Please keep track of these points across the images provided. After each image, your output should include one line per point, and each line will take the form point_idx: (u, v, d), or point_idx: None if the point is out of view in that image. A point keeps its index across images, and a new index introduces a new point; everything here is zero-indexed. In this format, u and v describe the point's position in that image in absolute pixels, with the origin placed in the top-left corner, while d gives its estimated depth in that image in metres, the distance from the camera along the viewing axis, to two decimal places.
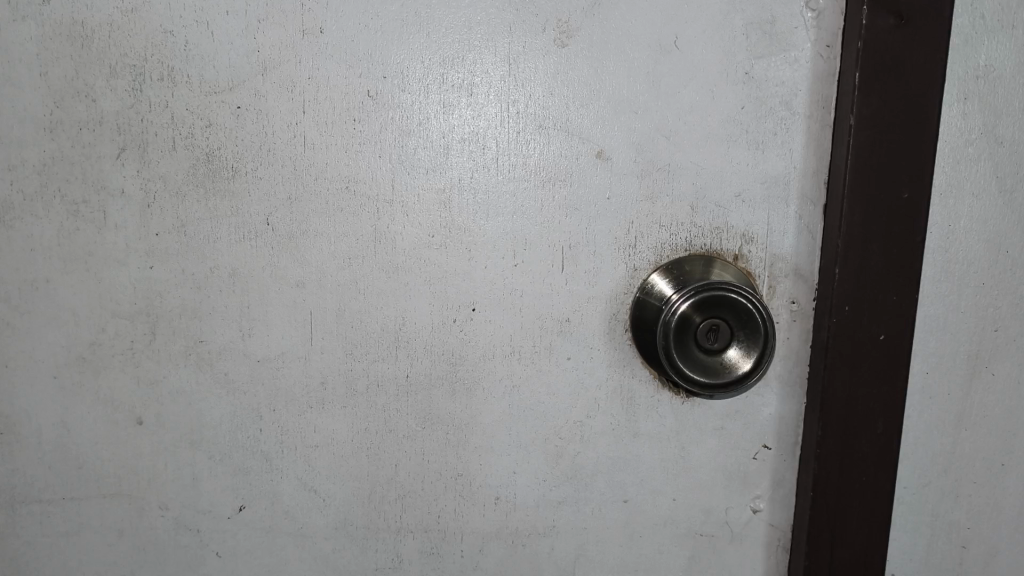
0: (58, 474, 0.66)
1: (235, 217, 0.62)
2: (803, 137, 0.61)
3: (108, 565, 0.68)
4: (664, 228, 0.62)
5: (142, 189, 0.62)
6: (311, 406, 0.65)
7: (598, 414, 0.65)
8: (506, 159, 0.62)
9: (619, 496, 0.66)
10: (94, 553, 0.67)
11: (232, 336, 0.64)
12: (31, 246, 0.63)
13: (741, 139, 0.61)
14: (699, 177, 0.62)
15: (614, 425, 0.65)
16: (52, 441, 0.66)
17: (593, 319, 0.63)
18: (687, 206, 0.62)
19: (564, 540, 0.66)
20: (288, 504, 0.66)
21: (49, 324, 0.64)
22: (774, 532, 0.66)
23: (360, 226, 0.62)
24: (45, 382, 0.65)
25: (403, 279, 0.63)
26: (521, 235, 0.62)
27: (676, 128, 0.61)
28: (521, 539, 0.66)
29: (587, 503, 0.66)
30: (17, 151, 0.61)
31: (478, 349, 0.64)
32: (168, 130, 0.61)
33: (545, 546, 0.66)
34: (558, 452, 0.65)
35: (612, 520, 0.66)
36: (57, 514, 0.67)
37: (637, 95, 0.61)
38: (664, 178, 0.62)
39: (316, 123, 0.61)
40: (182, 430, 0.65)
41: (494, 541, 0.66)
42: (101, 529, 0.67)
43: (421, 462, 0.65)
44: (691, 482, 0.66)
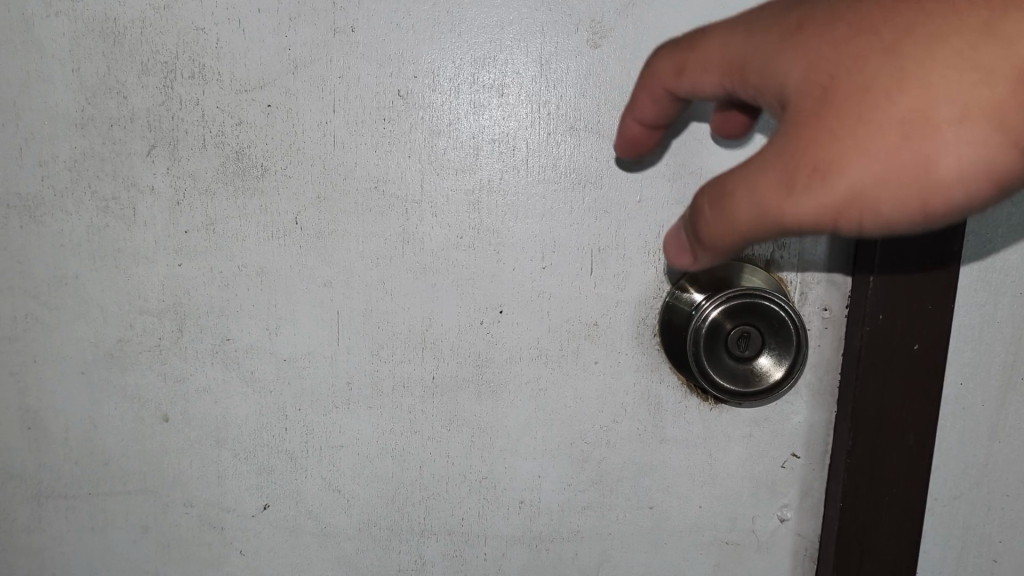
0: (84, 469, 0.66)
1: (264, 215, 0.62)
2: None
3: (131, 560, 0.68)
4: None
5: (172, 186, 0.62)
6: (337, 406, 0.64)
7: (625, 420, 0.64)
8: (537, 160, 0.61)
9: (644, 501, 0.65)
10: (118, 548, 0.67)
11: (259, 334, 0.64)
12: (63, 242, 0.63)
13: None
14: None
15: (641, 430, 0.64)
16: (78, 437, 0.66)
17: (621, 323, 0.63)
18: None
19: (588, 546, 0.66)
20: (312, 504, 0.66)
21: (77, 320, 0.64)
22: (801, 542, 0.66)
23: (388, 226, 0.62)
24: (73, 378, 0.65)
25: (431, 279, 0.62)
26: (551, 237, 0.62)
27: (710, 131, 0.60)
28: (544, 543, 0.66)
29: (612, 509, 0.65)
30: (49, 147, 0.61)
31: (505, 351, 0.63)
32: (199, 127, 0.61)
33: (568, 551, 0.66)
34: (583, 457, 0.64)
35: (637, 526, 0.65)
36: (83, 509, 0.67)
37: None
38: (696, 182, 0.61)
39: (346, 123, 0.61)
40: (208, 427, 0.65)
41: (518, 545, 0.66)
42: (125, 525, 0.67)
43: (446, 464, 0.65)
44: (718, 490, 0.65)
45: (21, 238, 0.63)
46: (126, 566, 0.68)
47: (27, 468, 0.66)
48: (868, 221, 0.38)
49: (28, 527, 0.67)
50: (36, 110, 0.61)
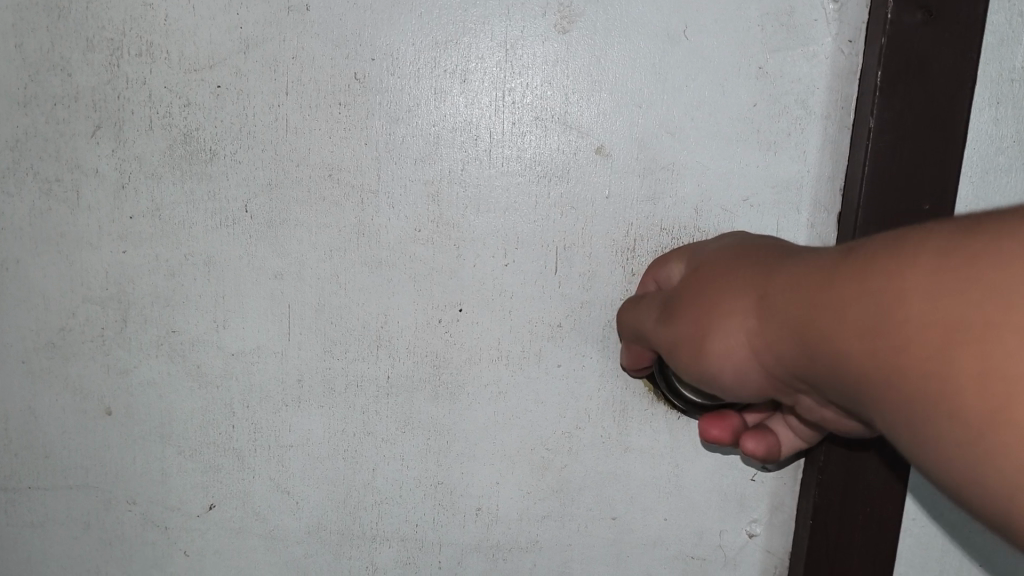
0: (23, 463, 0.63)
1: (212, 201, 0.59)
2: (818, 139, 0.58)
3: (68, 561, 0.64)
4: (665, 231, 0.59)
5: (117, 169, 0.58)
6: (287, 404, 0.61)
7: (589, 426, 0.61)
8: (500, 151, 0.58)
9: (607, 512, 0.62)
10: (56, 545, 0.64)
11: (206, 327, 0.60)
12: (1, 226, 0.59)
13: (751, 139, 0.58)
14: (703, 178, 0.58)
15: (605, 438, 0.61)
16: (17, 430, 0.62)
17: (587, 326, 0.60)
18: (692, 209, 0.58)
19: (547, 556, 0.63)
20: (260, 506, 0.63)
21: (15, 308, 0.60)
22: (769, 559, 0.63)
23: (343, 217, 0.58)
24: (13, 368, 0.61)
25: (387, 274, 0.59)
26: (513, 233, 0.59)
27: (682, 125, 0.58)
28: (502, 552, 0.63)
29: (573, 519, 0.62)
30: None
31: (464, 352, 0.60)
32: (145, 108, 0.58)
33: (527, 561, 0.63)
34: (545, 463, 0.62)
35: (600, 537, 0.63)
36: (21, 505, 0.64)
37: (642, 88, 0.57)
38: (668, 178, 0.58)
39: (299, 106, 0.57)
40: (153, 422, 0.62)
41: (475, 554, 0.63)
42: (65, 522, 0.64)
43: (401, 468, 0.62)
44: (684, 502, 0.62)
45: None
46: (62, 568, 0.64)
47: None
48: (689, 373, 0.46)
49: None
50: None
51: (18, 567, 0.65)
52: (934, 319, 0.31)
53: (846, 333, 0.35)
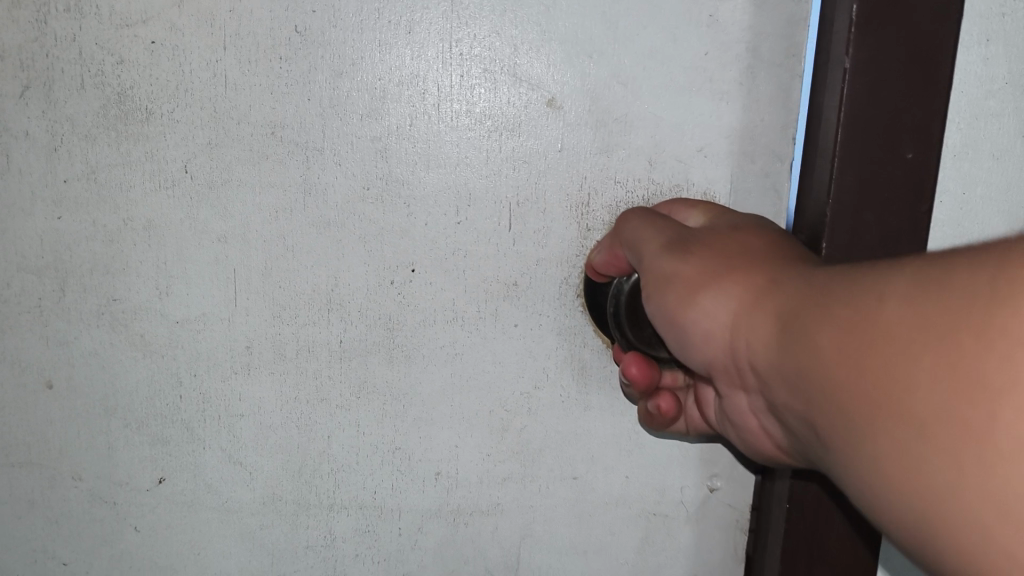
0: None
1: (150, 163, 0.56)
2: (773, 88, 0.56)
3: (15, 540, 0.63)
4: (620, 184, 0.58)
5: (48, 131, 0.56)
6: (237, 372, 0.59)
7: (547, 385, 0.60)
8: (449, 106, 0.56)
9: (567, 472, 0.61)
10: (2, 523, 0.63)
11: (149, 295, 0.58)
12: None
13: (703, 89, 0.56)
14: (657, 131, 0.57)
15: (564, 397, 0.60)
16: None
17: (543, 284, 0.59)
18: (646, 162, 0.57)
19: (507, 519, 0.62)
20: (212, 477, 0.61)
21: None
22: (733, 513, 0.62)
23: (287, 176, 0.56)
24: None
25: (337, 235, 0.57)
26: (465, 189, 0.57)
27: (634, 75, 0.56)
28: (463, 517, 0.62)
29: (534, 480, 0.61)
30: None
31: (418, 314, 0.59)
32: (76, 67, 0.55)
33: (488, 524, 0.62)
34: (503, 425, 0.61)
35: (560, 497, 0.62)
36: None
37: (594, 37, 0.55)
38: (619, 131, 0.57)
39: (238, 61, 0.55)
40: (96, 396, 0.60)
41: (434, 519, 0.62)
42: (10, 499, 0.62)
43: (356, 434, 0.60)
44: (645, 459, 0.61)
45: None
46: (8, 548, 0.64)
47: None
48: (669, 328, 0.49)
49: None
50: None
51: None
52: (895, 343, 0.33)
53: (819, 332, 0.37)
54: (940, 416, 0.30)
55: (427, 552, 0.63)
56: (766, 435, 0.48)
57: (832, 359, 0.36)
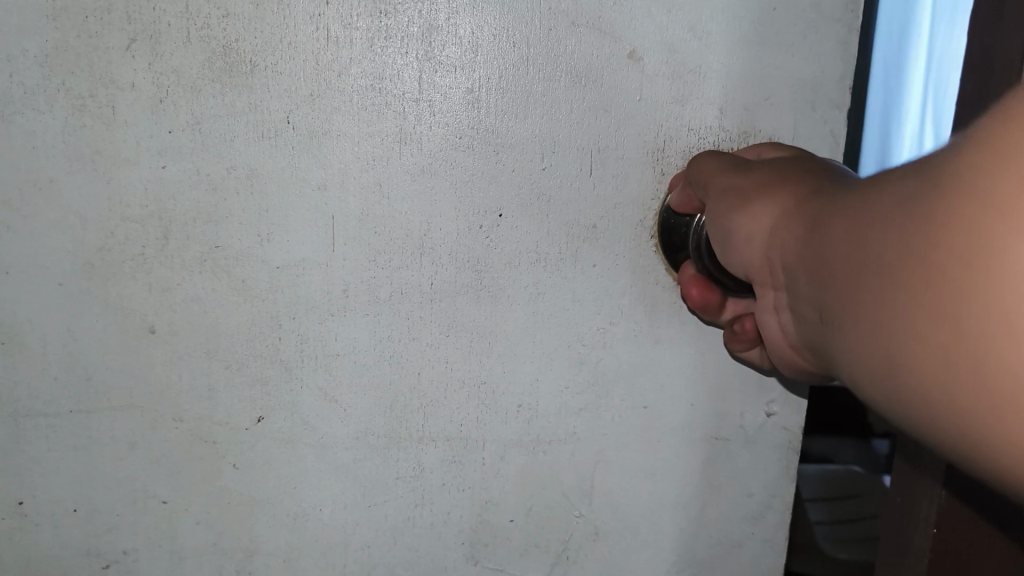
0: (65, 387, 0.64)
1: (253, 113, 0.59)
2: (831, 41, 0.61)
3: (116, 482, 0.67)
4: (692, 132, 0.61)
5: (154, 83, 0.58)
6: (332, 314, 0.63)
7: (621, 320, 0.64)
8: (538, 58, 0.59)
9: (638, 401, 0.66)
10: (103, 465, 0.66)
11: (250, 242, 0.62)
12: (33, 143, 0.59)
13: (771, 42, 0.60)
14: (727, 81, 0.61)
15: (637, 331, 0.65)
16: (58, 351, 0.63)
17: (620, 225, 0.63)
18: (716, 110, 0.61)
19: (583, 446, 0.66)
20: (307, 415, 0.65)
21: (51, 228, 0.61)
22: (785, 435, 0.68)
23: (384, 126, 0.60)
24: (50, 291, 0.62)
25: (429, 182, 0.61)
26: (551, 137, 0.60)
27: (708, 29, 0.60)
28: (542, 446, 0.66)
29: (608, 409, 0.66)
30: (17, 38, 0.57)
31: (505, 256, 0.62)
32: (183, 20, 0.57)
33: (565, 452, 0.66)
34: (581, 358, 0.65)
35: (631, 424, 0.66)
36: (66, 429, 0.65)
37: None
38: (694, 82, 0.60)
39: (340, 15, 0.57)
40: (198, 338, 0.64)
41: (515, 449, 0.66)
42: (112, 442, 0.66)
43: (445, 370, 0.64)
44: (710, 387, 0.66)
45: None
46: (107, 488, 0.67)
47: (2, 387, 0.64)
48: (719, 234, 0.57)
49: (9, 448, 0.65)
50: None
51: (66, 489, 0.67)
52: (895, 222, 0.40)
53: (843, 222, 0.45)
54: (918, 273, 0.38)
55: (508, 479, 0.67)
56: (782, 333, 0.55)
57: (849, 242, 0.43)
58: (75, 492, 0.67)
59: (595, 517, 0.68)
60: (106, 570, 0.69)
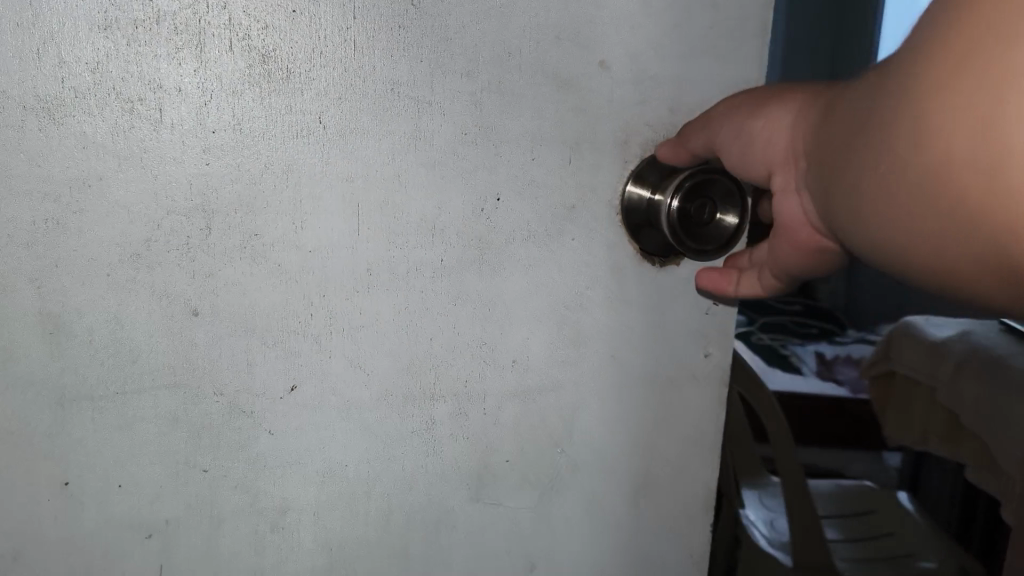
0: (112, 370, 0.71)
1: (289, 114, 0.68)
2: (756, 51, 0.73)
3: (158, 455, 0.74)
4: (651, 127, 0.73)
5: (199, 87, 0.66)
6: (358, 290, 0.72)
7: (595, 287, 0.75)
8: (530, 66, 0.69)
9: (609, 351, 0.77)
10: (146, 441, 0.73)
11: (285, 229, 0.70)
12: (83, 144, 0.66)
13: (708, 51, 0.72)
14: (676, 83, 0.72)
15: (609, 296, 0.75)
16: (107, 336, 0.70)
17: (594, 206, 0.73)
18: (668, 107, 0.73)
19: (565, 393, 0.77)
20: (335, 382, 0.74)
21: (99, 222, 0.68)
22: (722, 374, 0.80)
23: (401, 125, 0.69)
24: (99, 282, 0.69)
25: (440, 172, 0.70)
26: (539, 133, 0.71)
27: (662, 42, 0.71)
28: (532, 396, 0.77)
29: (586, 361, 0.77)
30: (72, 47, 0.64)
31: (502, 234, 0.72)
32: (226, 31, 0.65)
33: (551, 400, 0.77)
34: (563, 320, 0.75)
35: (604, 374, 0.77)
36: (111, 409, 0.72)
37: (636, 12, 0.70)
38: (650, 85, 0.72)
39: (364, 28, 0.66)
40: (237, 319, 0.72)
41: (509, 400, 0.77)
42: (154, 418, 0.73)
43: (453, 335, 0.74)
44: (665, 339, 0.78)
45: (42, 140, 0.65)
46: (151, 459, 0.74)
47: (50, 375, 0.71)
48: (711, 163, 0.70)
49: (57, 429, 0.72)
50: (51, 7, 0.63)
51: (109, 466, 0.73)
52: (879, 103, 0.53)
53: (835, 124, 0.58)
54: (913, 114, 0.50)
55: (506, 426, 0.77)
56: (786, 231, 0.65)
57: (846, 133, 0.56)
58: (119, 466, 0.74)
59: (576, 455, 0.79)
60: (148, 538, 0.76)
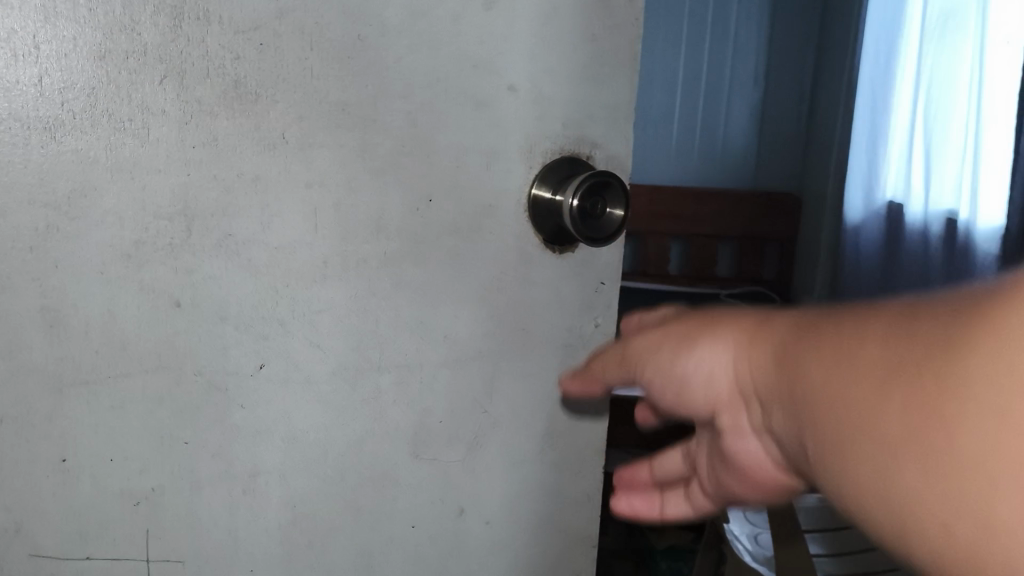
0: (104, 356, 0.81)
1: (258, 131, 0.79)
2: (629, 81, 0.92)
3: (145, 430, 0.84)
4: (549, 139, 0.89)
5: (180, 108, 0.77)
6: (316, 280, 0.84)
7: (507, 271, 0.91)
8: (454, 89, 0.84)
9: (521, 323, 0.93)
10: (135, 418, 0.83)
11: (254, 229, 0.82)
12: (79, 157, 0.76)
13: (591, 80, 0.90)
14: (569, 105, 0.89)
15: (519, 277, 0.91)
16: (99, 326, 0.80)
17: (506, 203, 0.89)
18: (561, 124, 0.90)
19: (485, 359, 0.92)
20: (298, 359, 0.86)
21: (94, 226, 0.77)
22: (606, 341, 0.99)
23: (350, 139, 0.82)
24: (92, 278, 0.78)
25: (383, 178, 0.84)
26: (462, 144, 0.85)
27: (556, 71, 0.88)
28: (461, 362, 0.92)
29: (502, 331, 0.92)
30: (71, 74, 0.74)
31: (434, 229, 0.87)
32: (204, 61, 0.76)
33: (474, 365, 0.92)
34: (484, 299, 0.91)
35: (517, 343, 0.93)
36: (103, 392, 0.82)
37: (535, 47, 0.86)
38: (547, 106, 0.88)
39: (320, 58, 0.79)
40: (213, 308, 0.82)
41: (443, 367, 0.91)
42: (143, 397, 0.83)
43: (395, 316, 0.88)
44: (562, 313, 0.95)
45: (43, 155, 0.75)
46: (138, 434, 0.84)
47: (48, 364, 0.80)
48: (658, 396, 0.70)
49: (55, 411, 0.81)
50: (50, 43, 0.74)
51: (102, 442, 0.83)
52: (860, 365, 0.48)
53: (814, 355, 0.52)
54: (900, 440, 0.44)
55: (439, 391, 0.92)
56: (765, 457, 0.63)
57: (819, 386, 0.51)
58: (110, 443, 0.83)
59: (496, 413, 0.95)
60: (136, 505, 0.86)
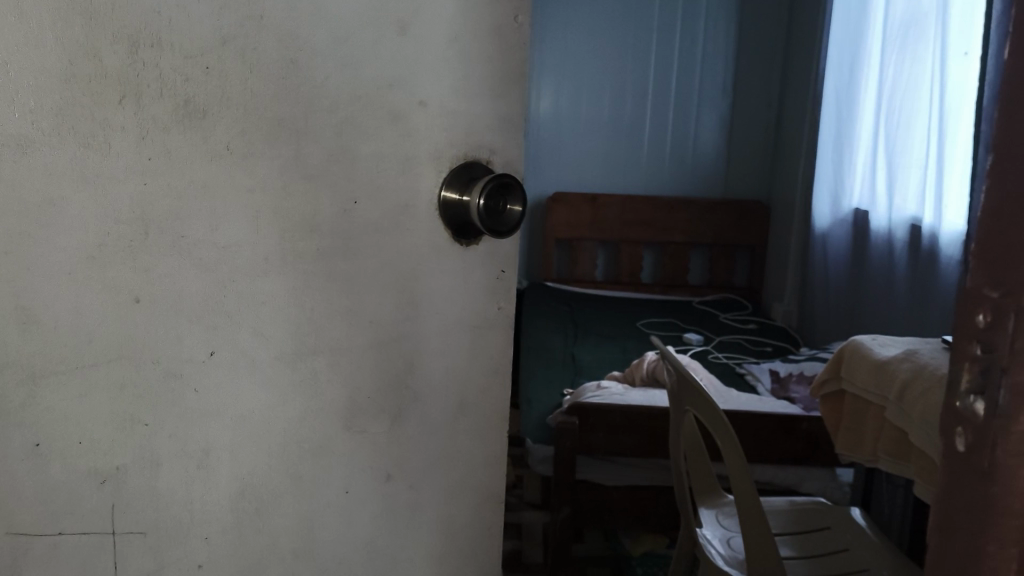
0: (72, 350, 0.87)
1: (206, 144, 0.89)
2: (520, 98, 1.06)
3: (111, 419, 0.91)
4: (453, 148, 1.03)
5: (139, 125, 0.85)
6: (259, 274, 0.95)
7: (422, 263, 1.04)
8: (373, 105, 0.97)
9: (436, 308, 1.06)
10: (100, 407, 0.90)
11: (203, 231, 0.91)
12: (49, 170, 0.83)
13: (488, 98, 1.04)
14: (469, 119, 1.03)
15: (431, 268, 1.05)
16: (64, 323, 0.87)
17: (418, 204, 1.02)
18: (462, 134, 1.03)
19: (405, 341, 1.05)
20: (244, 346, 0.96)
21: (60, 231, 0.84)
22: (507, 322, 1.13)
23: (285, 149, 0.93)
24: (59, 279, 0.85)
25: (314, 182, 0.95)
26: (380, 152, 0.98)
27: (458, 91, 1.02)
28: (384, 345, 1.04)
29: (419, 315, 1.05)
30: (41, 94, 0.81)
31: (358, 226, 0.99)
32: (157, 83, 0.85)
33: (394, 347, 1.05)
34: (402, 288, 1.03)
35: (433, 326, 1.07)
36: (73, 383, 0.88)
37: (439, 69, 1.00)
38: (450, 120, 1.02)
39: (260, 79, 0.90)
40: (168, 304, 0.91)
41: (369, 349, 1.03)
42: (107, 387, 0.90)
43: (326, 305, 0.99)
44: (469, 299, 1.08)
45: (13, 169, 0.81)
46: (104, 423, 0.91)
47: (19, 355, 0.85)
48: None
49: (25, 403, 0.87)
50: (22, 68, 0.80)
51: (71, 432, 0.90)
52: None
53: None
54: None
55: (365, 370, 1.04)
56: None
57: None
58: (77, 433, 0.90)
59: (414, 384, 1.07)
60: (102, 485, 0.93)
